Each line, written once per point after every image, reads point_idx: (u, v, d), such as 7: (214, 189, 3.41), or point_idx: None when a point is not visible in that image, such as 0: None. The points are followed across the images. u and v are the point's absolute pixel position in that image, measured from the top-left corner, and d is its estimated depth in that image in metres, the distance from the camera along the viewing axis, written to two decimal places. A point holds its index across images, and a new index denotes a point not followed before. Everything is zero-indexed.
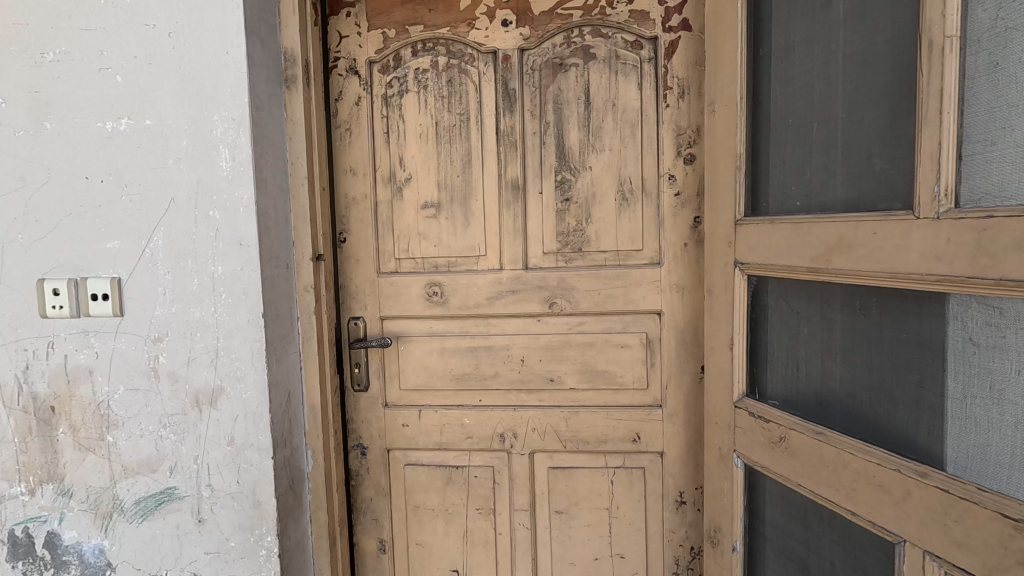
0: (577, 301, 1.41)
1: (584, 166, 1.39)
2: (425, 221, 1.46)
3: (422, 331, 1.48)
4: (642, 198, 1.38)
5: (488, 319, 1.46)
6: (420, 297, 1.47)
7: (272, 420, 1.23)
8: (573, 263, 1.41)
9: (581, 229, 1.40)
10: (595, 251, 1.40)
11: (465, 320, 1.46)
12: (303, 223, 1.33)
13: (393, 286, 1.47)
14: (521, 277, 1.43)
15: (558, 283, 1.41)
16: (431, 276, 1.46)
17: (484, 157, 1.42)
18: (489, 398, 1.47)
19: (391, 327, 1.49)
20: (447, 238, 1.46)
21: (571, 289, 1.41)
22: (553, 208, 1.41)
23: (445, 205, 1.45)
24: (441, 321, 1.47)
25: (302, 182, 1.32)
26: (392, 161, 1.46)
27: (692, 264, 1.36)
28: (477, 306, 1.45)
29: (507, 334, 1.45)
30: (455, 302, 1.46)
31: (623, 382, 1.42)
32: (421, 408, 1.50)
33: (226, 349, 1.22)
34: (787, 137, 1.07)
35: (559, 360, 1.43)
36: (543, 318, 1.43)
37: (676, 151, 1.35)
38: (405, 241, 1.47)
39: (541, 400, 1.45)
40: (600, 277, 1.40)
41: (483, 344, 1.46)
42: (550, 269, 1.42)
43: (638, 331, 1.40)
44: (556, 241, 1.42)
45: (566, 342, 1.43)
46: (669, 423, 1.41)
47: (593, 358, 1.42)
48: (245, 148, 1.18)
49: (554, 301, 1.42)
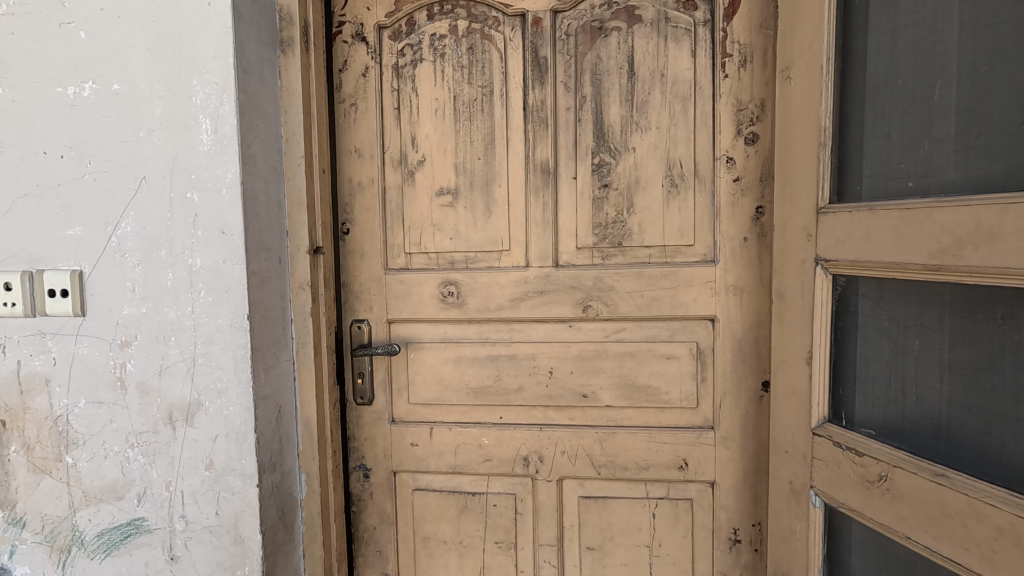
0: (614, 305, 1.21)
1: (626, 147, 1.19)
2: (440, 210, 1.27)
3: (435, 337, 1.29)
4: (694, 185, 1.18)
5: (512, 324, 1.26)
6: (433, 297, 1.28)
7: (258, 441, 1.04)
8: (611, 260, 1.22)
9: (621, 220, 1.20)
10: (638, 246, 1.20)
11: (485, 325, 1.27)
12: (298, 210, 1.15)
13: (403, 284, 1.29)
14: (550, 275, 1.23)
15: (593, 283, 1.22)
16: (447, 274, 1.27)
17: (509, 136, 1.23)
18: (511, 415, 1.28)
19: (400, 332, 1.30)
20: (465, 230, 1.26)
21: (608, 291, 1.21)
22: (589, 196, 1.21)
23: (464, 192, 1.26)
24: (457, 326, 1.28)
25: (299, 163, 1.14)
26: (404, 140, 1.27)
27: (753, 262, 1.16)
28: (499, 309, 1.26)
29: (534, 342, 1.25)
30: (473, 304, 1.26)
31: (668, 400, 1.22)
32: (434, 425, 1.31)
33: (205, 357, 1.03)
34: (889, 105, 0.87)
35: (593, 373, 1.24)
36: (575, 324, 1.24)
37: (735, 129, 1.15)
38: (417, 233, 1.28)
39: (571, 419, 1.26)
40: (642, 277, 1.20)
41: (506, 352, 1.27)
42: (584, 267, 1.22)
43: (686, 339, 1.21)
44: (590, 235, 1.22)
45: (602, 353, 1.23)
46: (722, 447, 1.20)
47: (633, 371, 1.22)
48: (230, 118, 0.99)
49: (589, 305, 1.22)
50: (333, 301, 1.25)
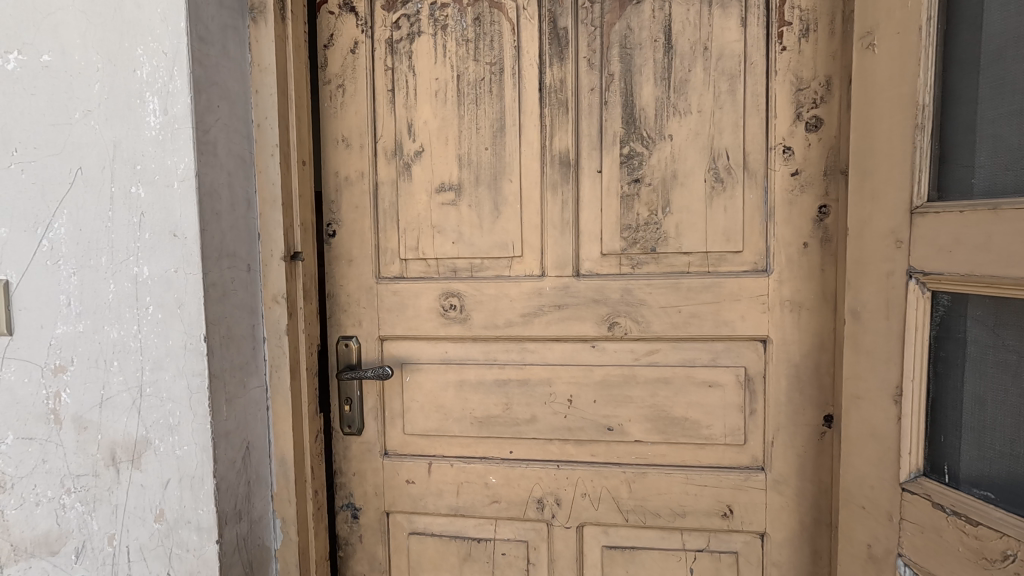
0: (646, 323, 1.02)
1: (662, 134, 1.00)
2: (441, 209, 1.08)
3: (434, 358, 1.11)
4: (743, 180, 0.98)
5: (524, 343, 1.08)
6: (432, 311, 1.10)
7: (217, 488, 0.86)
8: (643, 269, 1.03)
9: (654, 222, 1.01)
10: (674, 253, 1.01)
11: (493, 345, 1.09)
12: (272, 208, 0.97)
13: (398, 296, 1.10)
14: (569, 286, 1.04)
15: (620, 296, 1.03)
16: (448, 284, 1.08)
17: (522, 122, 1.05)
18: (523, 450, 1.09)
19: (394, 351, 1.12)
20: (470, 232, 1.08)
21: (639, 306, 1.02)
22: (616, 193, 1.02)
23: (468, 188, 1.07)
24: (460, 345, 1.10)
25: (272, 152, 0.96)
26: (399, 127, 1.09)
27: (813, 273, 0.97)
28: (509, 326, 1.07)
29: (549, 365, 1.07)
30: (479, 320, 1.08)
31: (709, 435, 1.03)
32: (432, 459, 1.12)
33: (153, 387, 0.85)
34: (1015, 74, 0.69)
35: (619, 402, 1.05)
36: (599, 344, 1.05)
37: (794, 113, 0.96)
38: (413, 236, 1.10)
39: (593, 455, 1.07)
40: (679, 289, 1.01)
41: (517, 376, 1.08)
42: (609, 277, 1.03)
43: (731, 364, 1.01)
44: (617, 240, 1.03)
45: (631, 379, 1.04)
46: (774, 493, 1.01)
47: (668, 401, 1.03)
48: (181, 95, 0.81)
49: (615, 322, 1.03)
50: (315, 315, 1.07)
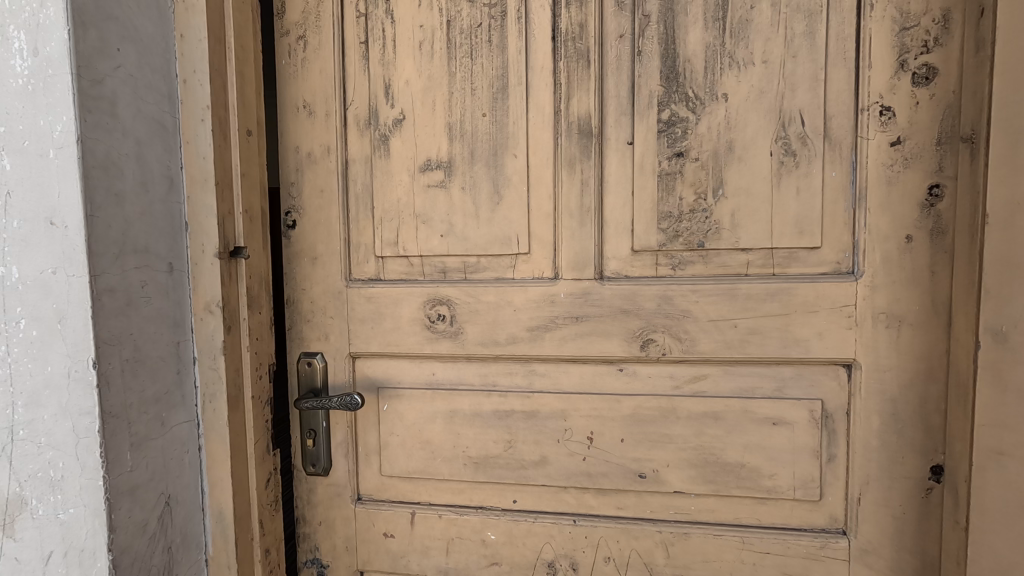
0: (690, 341, 0.79)
1: (714, 93, 0.76)
2: (426, 193, 0.85)
3: (419, 381, 0.88)
4: (823, 152, 0.74)
5: (532, 365, 0.84)
6: (415, 323, 0.87)
7: (116, 566, 0.64)
8: (686, 270, 0.79)
9: (702, 208, 0.77)
10: (728, 250, 0.77)
11: (492, 366, 0.86)
12: (203, 190, 0.74)
13: (373, 303, 0.88)
14: (590, 292, 0.81)
15: (657, 306, 0.79)
16: (435, 289, 0.86)
17: (530, 81, 0.81)
18: (531, 499, 0.86)
19: (369, 372, 0.90)
20: (463, 223, 0.84)
21: (681, 320, 0.79)
22: (651, 171, 0.79)
23: (460, 166, 0.84)
24: (451, 366, 0.87)
25: (202, 117, 0.74)
26: (374, 89, 0.86)
27: (918, 277, 0.72)
28: (512, 343, 0.84)
29: (564, 394, 0.83)
30: (474, 335, 0.85)
31: (772, 488, 0.79)
32: (416, 508, 0.90)
33: (29, 429, 0.63)
34: None
35: (654, 442, 0.82)
36: (628, 367, 0.81)
37: (896, 61, 0.71)
38: (392, 227, 0.87)
39: (620, 508, 0.84)
40: (734, 298, 0.77)
41: (522, 406, 0.85)
42: (642, 281, 0.80)
43: (803, 395, 0.77)
44: (652, 232, 0.79)
45: (669, 414, 0.81)
46: (860, 566, 0.77)
47: (718, 442, 0.80)
48: (56, 29, 0.58)
49: (649, 340, 0.80)
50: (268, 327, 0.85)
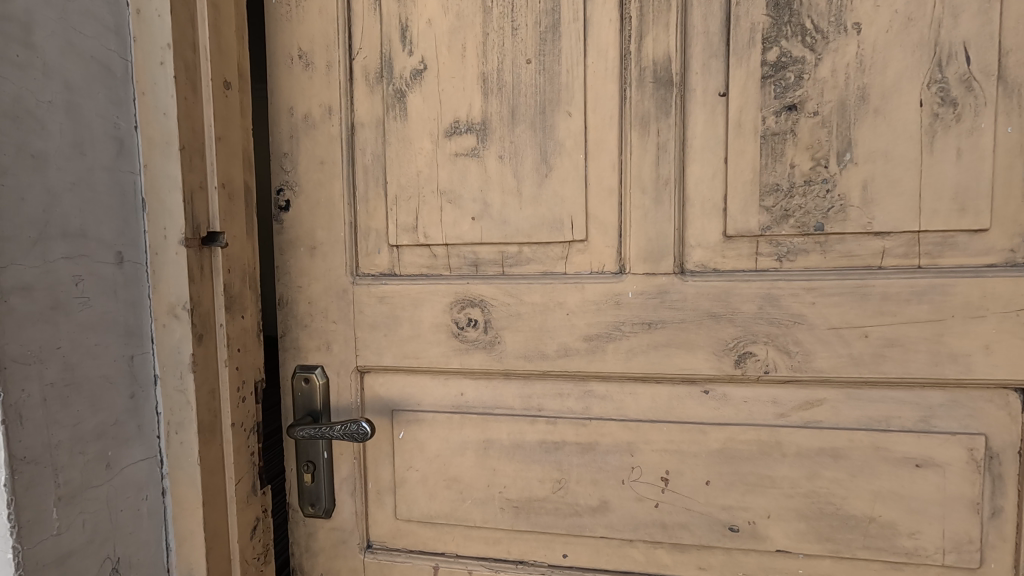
0: (802, 355, 0.60)
1: (841, 23, 0.57)
2: (454, 165, 0.67)
3: (444, 403, 0.70)
4: (995, 100, 0.54)
5: (589, 384, 0.66)
6: (440, 330, 0.68)
7: None
8: (798, 262, 0.60)
9: (822, 179, 0.58)
10: (858, 234, 0.58)
11: (537, 385, 0.67)
12: (163, 157, 0.57)
13: (386, 305, 0.70)
14: (668, 291, 0.62)
15: (758, 310, 0.60)
16: (466, 287, 0.67)
17: (590, 15, 0.62)
18: (586, 554, 0.68)
19: (381, 392, 0.72)
20: (501, 202, 0.66)
21: (790, 327, 0.60)
22: (752, 131, 0.59)
23: (498, 129, 0.65)
24: (484, 384, 0.69)
25: (161, 59, 0.56)
26: (388, 32, 0.67)
27: None
28: (564, 356, 0.65)
29: (631, 422, 0.65)
30: (515, 345, 0.67)
31: (912, 550, 0.60)
32: (441, 561, 0.72)
33: None
34: None
35: (750, 486, 0.63)
36: (716, 389, 0.63)
37: None
38: (410, 209, 0.69)
39: (703, 569, 0.65)
40: (865, 299, 0.58)
41: (577, 437, 0.66)
42: (737, 276, 0.61)
43: (958, 429, 0.58)
44: (752, 213, 0.60)
45: (772, 450, 0.62)
46: None
47: (837, 488, 0.61)
48: None
49: (746, 354, 0.61)
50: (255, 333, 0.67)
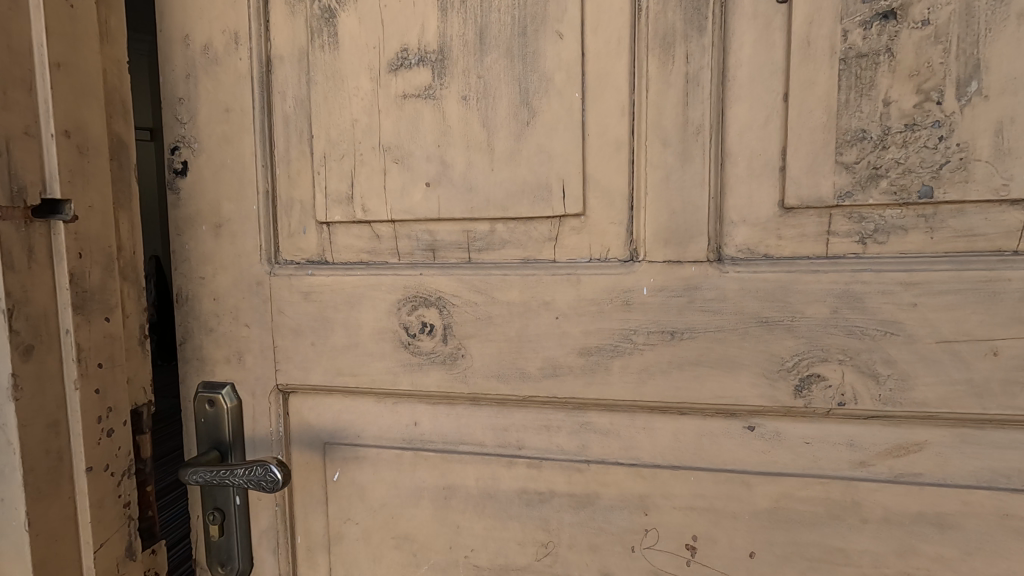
0: (896, 381, 0.41)
1: None
2: (401, 110, 0.48)
3: (392, 436, 0.52)
4: None
5: (586, 414, 0.48)
6: (385, 338, 0.50)
7: None
8: (891, 245, 0.41)
9: (931, 122, 0.39)
10: (985, 204, 0.39)
11: (515, 415, 0.49)
12: None
13: (313, 303, 0.51)
14: (700, 287, 0.44)
15: (831, 314, 0.42)
16: (418, 279, 0.49)
17: None
18: None
19: (310, 419, 0.54)
20: (464, 162, 0.47)
21: (879, 340, 0.41)
22: (827, 51, 0.40)
23: (461, 58, 0.47)
24: (445, 412, 0.51)
25: None
26: None
27: None
28: (552, 376, 0.47)
29: (645, 468, 0.47)
30: (485, 360, 0.48)
31: None
32: None
33: None
34: None
35: (813, 562, 0.45)
36: (766, 425, 0.45)
37: None
38: (344, 173, 0.50)
39: None
40: (994, 299, 0.39)
41: (569, 485, 0.48)
42: (800, 265, 0.42)
43: None
44: (824, 173, 0.41)
45: (846, 513, 0.43)
46: None
47: (941, 571, 0.42)
48: None
49: (811, 378, 0.42)
50: (134, 341, 0.49)
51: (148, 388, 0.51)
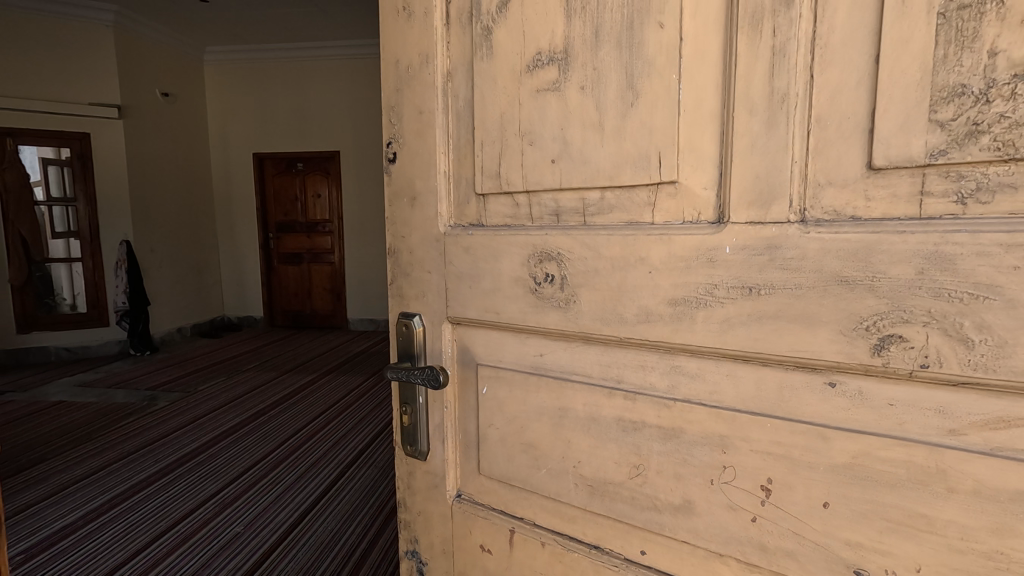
0: (990, 348, 0.39)
1: None
2: (536, 100, 0.60)
3: (524, 363, 0.65)
4: None
5: (677, 357, 0.54)
6: (519, 285, 0.64)
7: None
8: (999, 205, 0.39)
9: None
10: None
11: (617, 354, 0.58)
12: None
13: (471, 256, 0.67)
14: (781, 247, 0.47)
15: (916, 275, 0.41)
16: (544, 238, 0.61)
17: None
18: (667, 559, 0.57)
19: (468, 345, 0.70)
20: (582, 139, 0.57)
21: (971, 304, 0.40)
22: (923, 7, 0.40)
23: (583, 53, 0.56)
24: (563, 347, 0.62)
25: None
26: None
27: None
28: (646, 322, 0.55)
29: (725, 411, 0.52)
30: (592, 305, 0.58)
31: None
32: (516, 526, 0.68)
33: None
34: None
35: (892, 525, 0.45)
36: (848, 383, 0.46)
37: None
38: (494, 155, 0.64)
39: None
40: None
41: (659, 418, 0.56)
42: (887, 226, 0.43)
43: None
44: (916, 133, 0.41)
45: (930, 480, 0.43)
46: None
47: None
48: None
49: (890, 338, 0.43)
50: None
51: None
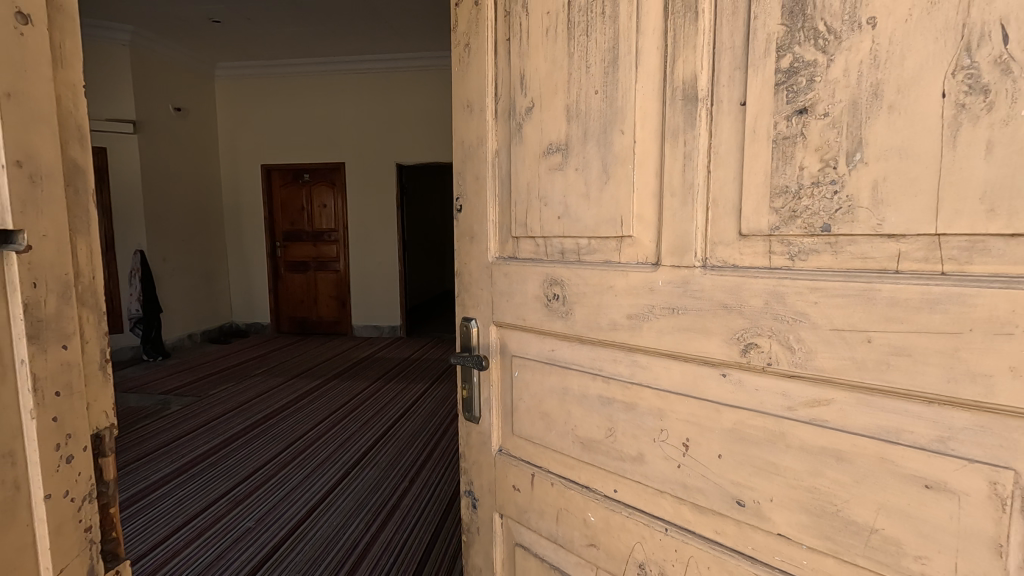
0: (804, 352, 0.61)
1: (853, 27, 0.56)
2: (549, 176, 0.88)
3: (541, 356, 0.93)
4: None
5: (634, 354, 0.79)
6: (537, 301, 0.92)
7: None
8: (810, 262, 0.61)
9: (830, 180, 0.59)
10: (865, 235, 0.57)
11: (598, 351, 0.84)
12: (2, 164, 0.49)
13: (507, 280, 0.96)
14: (690, 282, 0.71)
15: (764, 304, 0.64)
16: (552, 269, 0.88)
17: (638, 49, 0.74)
18: (630, 494, 0.82)
19: (506, 342, 0.99)
20: (576, 204, 0.84)
21: (793, 324, 0.62)
22: (766, 136, 0.63)
23: (576, 147, 0.83)
24: (565, 345, 0.89)
25: None
26: (514, 80, 0.92)
27: None
28: (614, 330, 0.80)
29: (662, 391, 0.76)
30: (581, 317, 0.85)
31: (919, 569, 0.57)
32: (536, 471, 0.96)
33: None
34: None
35: (758, 469, 0.67)
36: (732, 374, 0.68)
37: None
38: (523, 210, 0.93)
39: (718, 533, 0.72)
40: (870, 303, 0.56)
41: (623, 396, 0.81)
42: (750, 272, 0.66)
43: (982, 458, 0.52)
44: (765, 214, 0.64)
45: (778, 439, 0.65)
46: None
47: (839, 489, 0.61)
48: None
49: (751, 344, 0.66)
50: (94, 366, 0.57)
51: (100, 362, 0.59)
